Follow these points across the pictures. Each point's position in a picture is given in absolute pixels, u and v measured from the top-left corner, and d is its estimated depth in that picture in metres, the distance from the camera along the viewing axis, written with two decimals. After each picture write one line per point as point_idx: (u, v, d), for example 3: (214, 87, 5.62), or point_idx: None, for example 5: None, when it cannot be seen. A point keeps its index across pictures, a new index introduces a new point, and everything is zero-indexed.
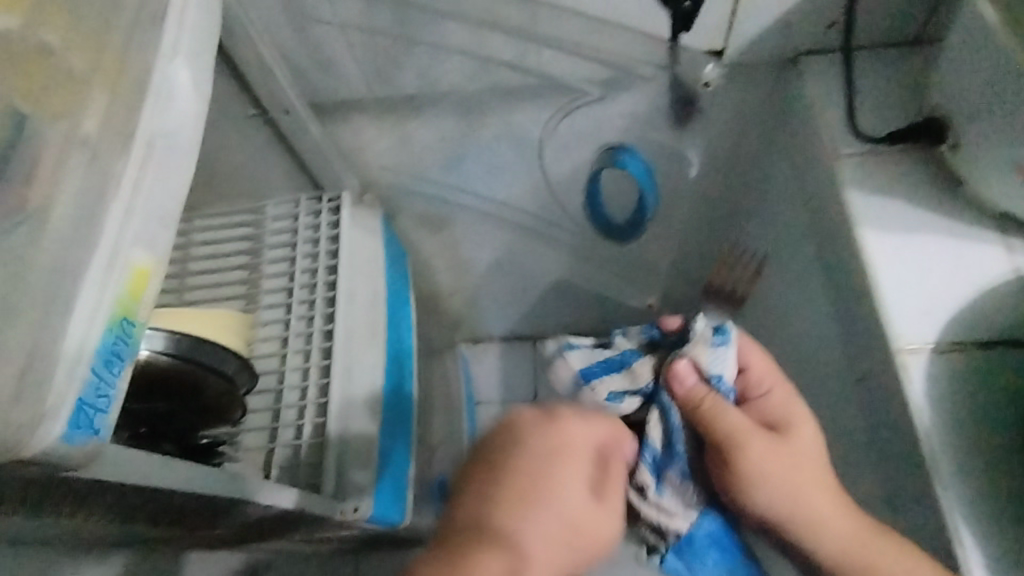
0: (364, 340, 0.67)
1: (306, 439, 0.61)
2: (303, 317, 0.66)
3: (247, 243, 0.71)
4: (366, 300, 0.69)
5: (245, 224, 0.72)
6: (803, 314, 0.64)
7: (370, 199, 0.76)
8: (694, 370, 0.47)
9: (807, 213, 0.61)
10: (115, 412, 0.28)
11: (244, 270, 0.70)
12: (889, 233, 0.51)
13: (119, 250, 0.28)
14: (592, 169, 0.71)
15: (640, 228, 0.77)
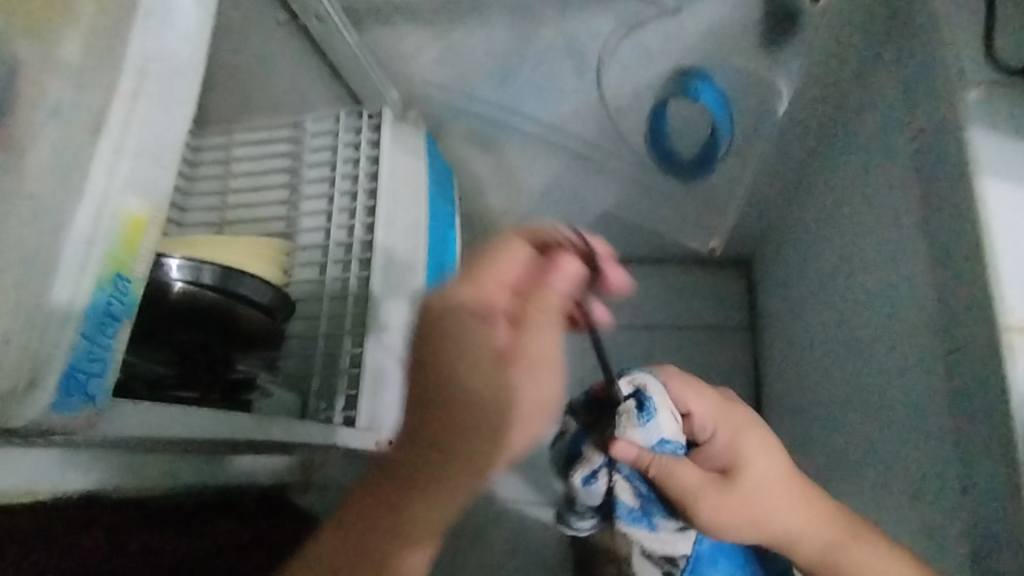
0: (403, 267, 0.66)
1: (342, 370, 0.62)
2: (342, 244, 0.66)
3: (287, 161, 0.71)
4: (406, 228, 0.67)
5: (285, 141, 0.71)
6: (880, 268, 0.56)
7: (413, 116, 0.72)
8: (631, 445, 0.47)
9: (907, 156, 0.50)
10: (112, 374, 0.29)
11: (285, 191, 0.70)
12: (1015, 186, 0.42)
13: (109, 200, 0.26)
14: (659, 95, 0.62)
15: (708, 167, 0.66)
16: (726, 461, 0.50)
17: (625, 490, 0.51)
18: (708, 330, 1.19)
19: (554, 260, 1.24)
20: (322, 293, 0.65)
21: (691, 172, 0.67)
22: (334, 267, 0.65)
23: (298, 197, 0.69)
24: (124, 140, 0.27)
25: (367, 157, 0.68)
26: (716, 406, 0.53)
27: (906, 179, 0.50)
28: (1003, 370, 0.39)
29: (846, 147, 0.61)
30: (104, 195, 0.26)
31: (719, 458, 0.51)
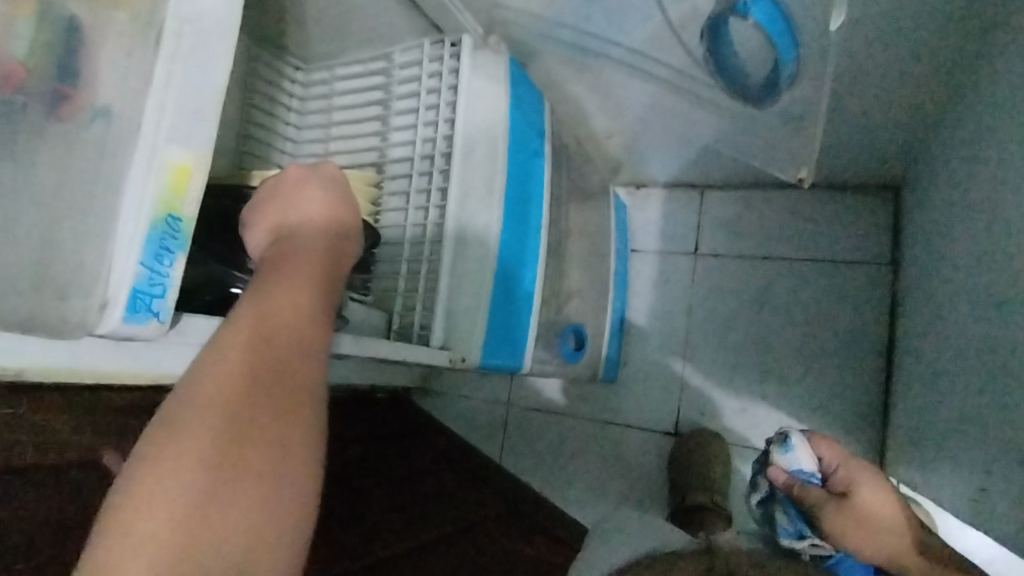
0: (480, 198, 0.68)
1: (421, 292, 0.69)
2: (424, 173, 0.71)
3: (380, 93, 0.76)
4: (485, 155, 0.68)
5: (379, 73, 0.77)
6: None
7: (495, 43, 0.71)
8: (782, 470, 0.72)
9: None
10: (172, 298, 0.41)
11: (379, 123, 0.76)
12: None
13: (161, 151, 0.38)
14: (714, 12, 0.53)
15: (775, 92, 0.58)
16: (844, 489, 0.70)
17: (784, 530, 0.74)
18: (843, 262, 1.07)
19: (669, 184, 1.18)
20: (407, 219, 0.71)
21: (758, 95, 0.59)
22: (417, 196, 0.71)
23: (388, 129, 0.75)
24: (162, 111, 0.38)
25: (448, 86, 0.71)
26: (843, 454, 0.72)
27: None
28: None
29: None
30: (156, 152, 0.38)
31: (840, 486, 0.70)
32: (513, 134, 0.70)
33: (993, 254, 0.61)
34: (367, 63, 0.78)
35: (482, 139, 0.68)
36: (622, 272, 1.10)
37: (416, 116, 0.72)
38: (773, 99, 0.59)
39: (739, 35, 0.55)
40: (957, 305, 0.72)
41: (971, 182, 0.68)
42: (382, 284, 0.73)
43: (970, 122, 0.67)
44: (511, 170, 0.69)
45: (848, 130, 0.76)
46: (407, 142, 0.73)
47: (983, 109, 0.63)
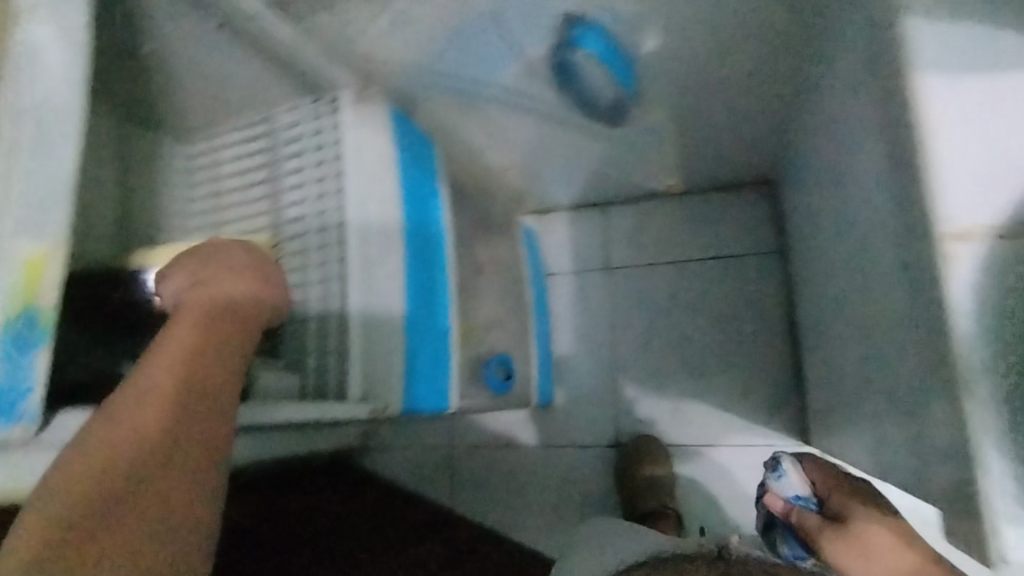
0: (380, 248, 0.68)
1: (333, 348, 0.68)
2: (319, 229, 0.71)
3: (265, 156, 0.76)
4: (378, 204, 0.69)
5: (261, 137, 0.77)
6: (869, 187, 0.52)
7: (373, 94, 0.72)
8: (777, 498, 0.65)
9: (869, 73, 0.46)
10: (39, 395, 0.42)
11: (267, 185, 0.76)
12: (957, 81, 0.37)
13: (12, 257, 0.40)
14: (557, 49, 0.60)
15: (623, 110, 0.71)
16: (839, 512, 0.58)
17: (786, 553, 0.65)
18: (739, 256, 1.15)
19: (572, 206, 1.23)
20: (308, 278, 0.70)
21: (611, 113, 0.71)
22: (316, 252, 0.71)
23: (279, 190, 0.74)
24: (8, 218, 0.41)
25: (333, 142, 0.71)
26: (839, 476, 0.63)
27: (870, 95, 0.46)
28: (941, 277, 0.36)
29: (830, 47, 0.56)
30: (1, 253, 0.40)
31: (838, 512, 0.58)
32: (405, 180, 0.72)
33: (835, 234, 0.67)
34: (248, 128, 0.78)
35: (372, 188, 0.69)
36: (540, 296, 1.13)
37: (304, 175, 0.73)
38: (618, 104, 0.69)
39: (584, 67, 0.62)
40: (824, 282, 0.78)
41: (808, 171, 0.75)
42: (294, 345, 0.71)
43: (793, 121, 0.75)
44: (408, 213, 0.71)
45: (714, 135, 0.83)
46: (298, 200, 0.72)
47: (797, 109, 0.71)
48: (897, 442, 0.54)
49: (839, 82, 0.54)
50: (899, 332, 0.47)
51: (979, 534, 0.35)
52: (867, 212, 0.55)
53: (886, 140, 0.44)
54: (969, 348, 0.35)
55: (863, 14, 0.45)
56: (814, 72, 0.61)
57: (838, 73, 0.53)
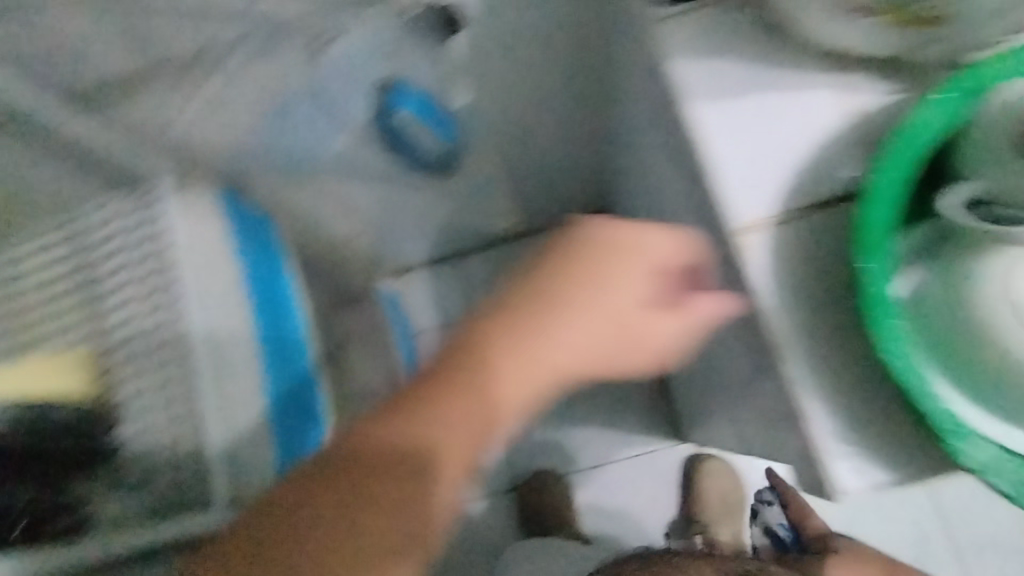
0: (226, 345, 0.61)
1: (184, 469, 0.58)
2: (147, 331, 0.60)
3: (71, 258, 0.61)
4: (218, 293, 0.63)
5: (64, 236, 0.62)
6: (676, 201, 0.60)
7: (197, 179, 0.66)
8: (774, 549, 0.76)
9: (653, 105, 0.54)
10: None
11: (77, 290, 0.61)
12: (718, 101, 0.46)
13: None
14: (376, 105, 0.68)
15: (453, 160, 0.78)
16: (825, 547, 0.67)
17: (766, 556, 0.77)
18: None
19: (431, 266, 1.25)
20: (141, 389, 0.59)
21: (444, 164, 0.77)
22: (145, 360, 0.59)
23: (93, 281, 0.61)
24: None
25: (155, 233, 0.63)
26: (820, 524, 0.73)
27: (658, 123, 0.54)
28: (742, 268, 0.43)
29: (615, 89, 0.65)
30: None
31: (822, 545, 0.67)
32: (243, 245, 0.66)
33: None
34: (47, 228, 0.63)
35: (209, 280, 0.63)
36: (413, 357, 1.11)
37: (133, 274, 0.61)
38: (444, 163, 0.77)
39: (406, 122, 0.69)
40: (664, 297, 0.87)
41: (628, 202, 0.84)
42: (134, 477, 0.58)
43: (608, 156, 0.84)
44: (251, 277, 0.66)
45: (545, 177, 0.90)
46: (124, 304, 0.60)
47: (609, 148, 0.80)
48: (750, 419, 0.61)
49: (634, 121, 0.62)
50: (726, 318, 0.55)
51: (821, 473, 0.41)
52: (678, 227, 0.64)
53: (678, 157, 0.52)
54: (774, 321, 0.42)
55: (636, 59, 0.54)
56: (613, 114, 0.70)
57: (630, 109, 0.62)
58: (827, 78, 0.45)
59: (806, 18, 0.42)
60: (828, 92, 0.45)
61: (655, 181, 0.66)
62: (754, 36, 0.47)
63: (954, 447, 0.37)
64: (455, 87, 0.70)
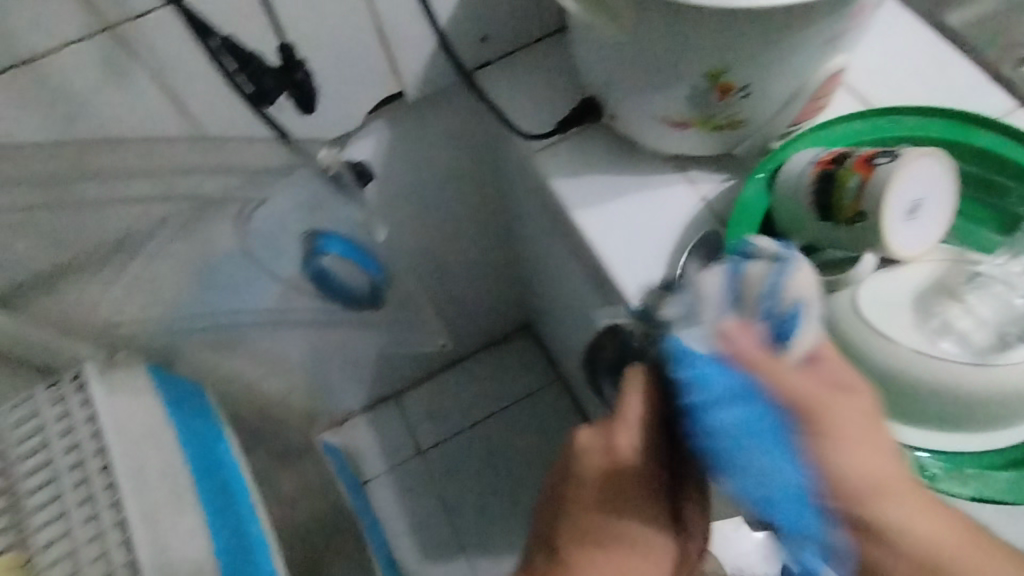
0: (170, 506, 0.60)
1: None
2: (88, 520, 0.59)
3: (46, 461, 0.62)
4: (157, 466, 0.62)
5: (35, 433, 0.64)
6: (581, 301, 0.66)
7: (125, 358, 0.69)
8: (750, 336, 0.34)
9: (546, 214, 0.62)
10: None
11: (53, 482, 0.61)
12: (595, 206, 0.56)
13: None
14: (303, 266, 0.67)
15: (379, 293, 0.74)
16: None
17: None
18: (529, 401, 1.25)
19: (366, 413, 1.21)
20: None
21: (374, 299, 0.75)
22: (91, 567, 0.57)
23: (18, 497, 0.61)
24: None
25: (88, 434, 0.63)
26: None
27: (553, 230, 0.62)
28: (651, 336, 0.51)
29: (515, 212, 0.73)
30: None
31: None
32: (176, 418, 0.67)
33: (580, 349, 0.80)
34: (23, 431, 0.64)
35: (146, 454, 0.62)
36: (362, 507, 1.03)
37: (62, 502, 0.60)
38: (378, 297, 0.75)
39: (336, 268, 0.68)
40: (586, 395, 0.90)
41: (542, 310, 0.89)
42: None
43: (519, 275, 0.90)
44: (190, 452, 0.65)
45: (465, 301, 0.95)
46: (56, 515, 0.60)
47: (518, 267, 0.86)
48: None
49: (533, 234, 0.69)
50: None
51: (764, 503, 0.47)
52: (589, 327, 0.69)
53: (578, 255, 0.59)
54: None
55: (526, 181, 0.63)
56: (514, 230, 0.77)
57: (528, 226, 0.70)
58: (673, 173, 0.56)
59: (645, 132, 0.53)
60: (676, 183, 0.55)
61: (560, 287, 0.72)
62: (612, 151, 0.57)
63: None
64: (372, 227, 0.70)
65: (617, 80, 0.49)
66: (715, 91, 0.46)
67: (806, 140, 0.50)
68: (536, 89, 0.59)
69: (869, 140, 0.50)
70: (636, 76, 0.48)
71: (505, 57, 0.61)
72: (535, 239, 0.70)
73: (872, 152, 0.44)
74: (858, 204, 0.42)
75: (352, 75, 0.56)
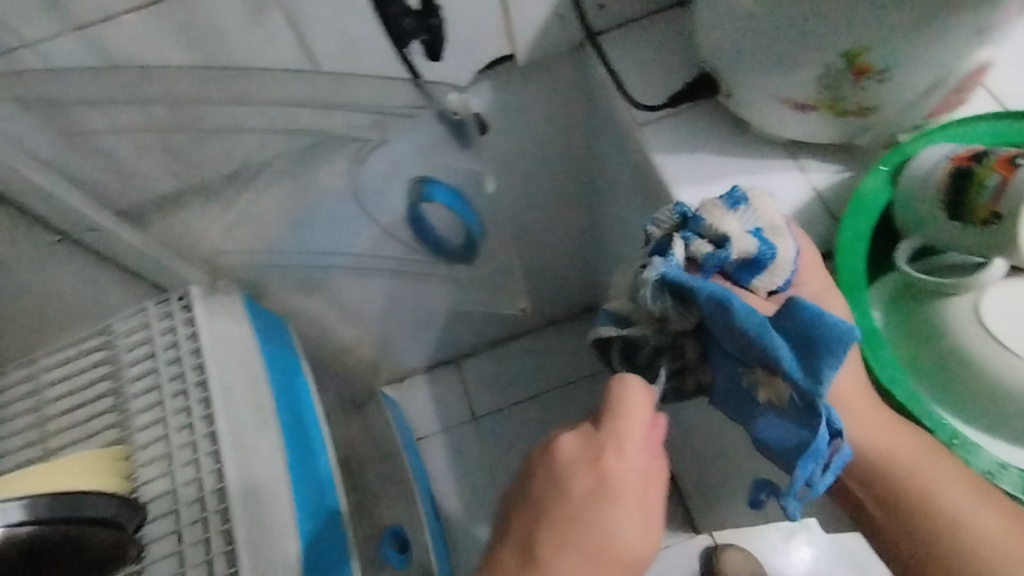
0: (253, 428, 0.64)
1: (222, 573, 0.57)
2: (183, 428, 0.64)
3: (150, 370, 0.67)
4: (246, 388, 0.66)
5: (141, 343, 0.69)
6: None
7: (224, 287, 0.74)
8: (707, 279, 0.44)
9: (641, 191, 0.61)
10: None
11: (155, 390, 0.66)
12: (698, 185, 0.54)
13: None
14: (408, 207, 0.66)
15: (474, 250, 0.72)
16: None
17: None
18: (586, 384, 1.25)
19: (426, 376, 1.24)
20: (179, 521, 0.60)
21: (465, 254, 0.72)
22: (182, 472, 0.62)
23: (125, 398, 0.66)
24: None
25: (189, 351, 0.67)
26: None
27: (647, 209, 0.61)
28: None
29: (605, 188, 0.72)
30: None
31: None
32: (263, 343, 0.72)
33: None
34: (130, 340, 0.69)
35: (238, 375, 0.67)
36: (418, 463, 1.05)
37: (161, 408, 0.65)
38: (478, 249, 0.72)
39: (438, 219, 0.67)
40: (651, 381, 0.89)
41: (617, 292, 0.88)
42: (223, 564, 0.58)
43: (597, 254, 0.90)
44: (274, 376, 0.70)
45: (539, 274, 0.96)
46: (156, 419, 0.64)
47: (597, 246, 0.86)
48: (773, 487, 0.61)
49: (623, 211, 0.68)
50: None
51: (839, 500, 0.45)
52: None
53: None
54: None
55: (625, 155, 0.62)
56: (601, 206, 0.76)
57: (619, 202, 0.69)
58: (783, 159, 0.54)
59: (759, 115, 0.52)
60: (785, 170, 0.54)
61: None
62: (720, 133, 0.56)
63: (962, 454, 0.42)
64: (484, 178, 0.65)
65: (738, 56, 0.48)
66: (850, 72, 0.44)
67: (932, 136, 0.48)
68: (646, 63, 0.59)
69: (1001, 142, 0.47)
70: (762, 51, 0.46)
71: (622, 28, 0.60)
72: (624, 216, 0.69)
73: (1009, 152, 0.42)
74: (994, 205, 0.40)
75: (468, 32, 0.57)
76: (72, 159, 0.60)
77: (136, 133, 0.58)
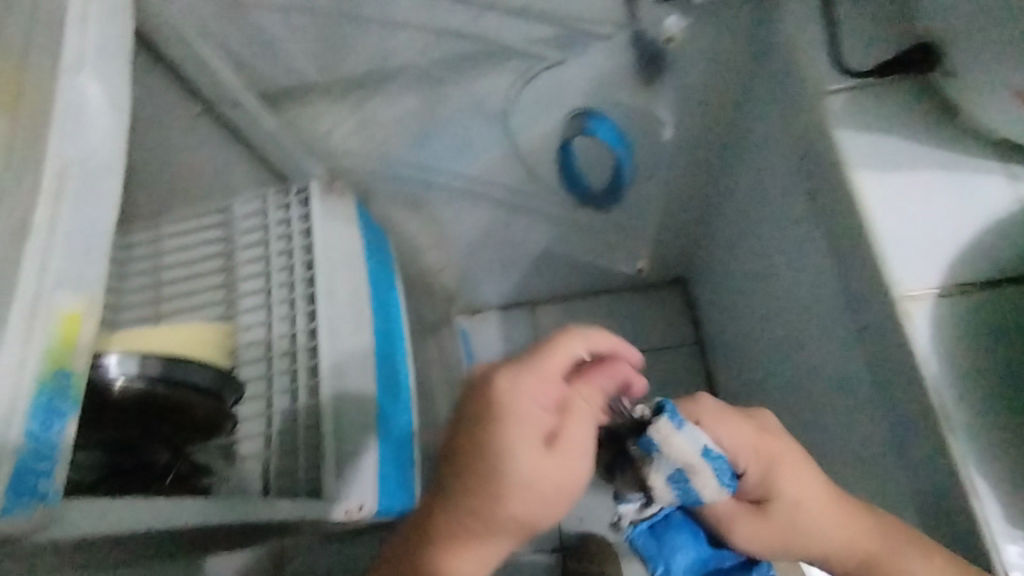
0: (349, 335, 0.64)
1: (302, 464, 0.59)
2: (285, 319, 0.65)
3: (260, 256, 0.68)
4: (347, 293, 0.66)
5: (255, 228, 0.70)
6: (802, 274, 0.59)
7: (340, 187, 0.73)
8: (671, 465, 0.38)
9: (800, 165, 0.55)
10: (62, 473, 0.33)
11: (262, 277, 0.67)
12: (882, 172, 0.47)
13: (49, 299, 0.34)
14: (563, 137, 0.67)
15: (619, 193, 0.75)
16: None
17: None
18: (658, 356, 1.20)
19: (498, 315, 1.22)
20: (270, 406, 0.62)
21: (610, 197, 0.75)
22: (279, 360, 0.63)
23: (234, 278, 0.67)
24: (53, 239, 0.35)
25: (301, 244, 0.67)
26: None
27: (802, 187, 0.55)
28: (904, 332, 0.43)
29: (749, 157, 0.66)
30: (41, 298, 0.34)
31: None
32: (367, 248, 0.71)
33: (759, 323, 0.73)
34: (245, 224, 0.70)
35: (342, 277, 0.67)
36: None
37: (267, 296, 0.66)
38: (619, 197, 0.76)
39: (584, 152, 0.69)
40: (738, 366, 0.85)
41: (724, 269, 0.82)
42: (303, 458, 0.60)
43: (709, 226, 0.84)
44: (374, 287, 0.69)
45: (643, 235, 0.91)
46: (260, 304, 0.65)
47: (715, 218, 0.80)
48: None
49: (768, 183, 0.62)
50: (855, 391, 0.52)
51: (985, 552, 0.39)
52: (794, 301, 0.62)
53: (826, 220, 0.52)
54: (936, 390, 0.42)
55: (790, 123, 0.56)
56: (735, 176, 0.71)
57: (764, 173, 0.63)
58: (987, 160, 0.47)
59: (978, 103, 0.44)
60: (988, 173, 0.46)
61: (773, 251, 0.65)
62: (917, 115, 0.49)
63: None
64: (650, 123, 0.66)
65: (979, 27, 0.41)
66: None
67: None
68: (841, 23, 0.52)
69: None
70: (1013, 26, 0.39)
71: None
72: (767, 189, 0.63)
73: None
74: None
75: None
76: (227, 30, 0.60)
77: (292, 11, 0.58)
